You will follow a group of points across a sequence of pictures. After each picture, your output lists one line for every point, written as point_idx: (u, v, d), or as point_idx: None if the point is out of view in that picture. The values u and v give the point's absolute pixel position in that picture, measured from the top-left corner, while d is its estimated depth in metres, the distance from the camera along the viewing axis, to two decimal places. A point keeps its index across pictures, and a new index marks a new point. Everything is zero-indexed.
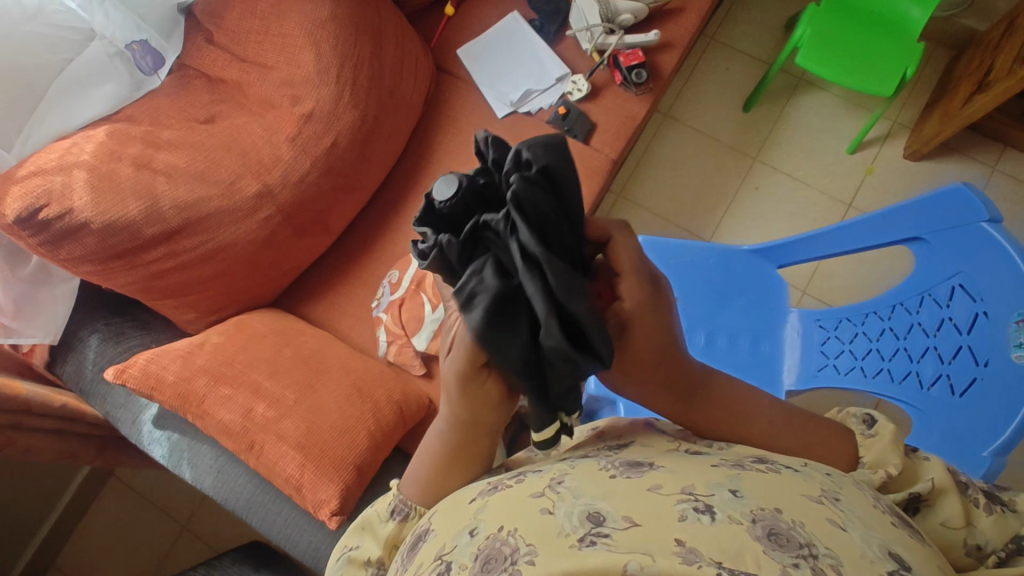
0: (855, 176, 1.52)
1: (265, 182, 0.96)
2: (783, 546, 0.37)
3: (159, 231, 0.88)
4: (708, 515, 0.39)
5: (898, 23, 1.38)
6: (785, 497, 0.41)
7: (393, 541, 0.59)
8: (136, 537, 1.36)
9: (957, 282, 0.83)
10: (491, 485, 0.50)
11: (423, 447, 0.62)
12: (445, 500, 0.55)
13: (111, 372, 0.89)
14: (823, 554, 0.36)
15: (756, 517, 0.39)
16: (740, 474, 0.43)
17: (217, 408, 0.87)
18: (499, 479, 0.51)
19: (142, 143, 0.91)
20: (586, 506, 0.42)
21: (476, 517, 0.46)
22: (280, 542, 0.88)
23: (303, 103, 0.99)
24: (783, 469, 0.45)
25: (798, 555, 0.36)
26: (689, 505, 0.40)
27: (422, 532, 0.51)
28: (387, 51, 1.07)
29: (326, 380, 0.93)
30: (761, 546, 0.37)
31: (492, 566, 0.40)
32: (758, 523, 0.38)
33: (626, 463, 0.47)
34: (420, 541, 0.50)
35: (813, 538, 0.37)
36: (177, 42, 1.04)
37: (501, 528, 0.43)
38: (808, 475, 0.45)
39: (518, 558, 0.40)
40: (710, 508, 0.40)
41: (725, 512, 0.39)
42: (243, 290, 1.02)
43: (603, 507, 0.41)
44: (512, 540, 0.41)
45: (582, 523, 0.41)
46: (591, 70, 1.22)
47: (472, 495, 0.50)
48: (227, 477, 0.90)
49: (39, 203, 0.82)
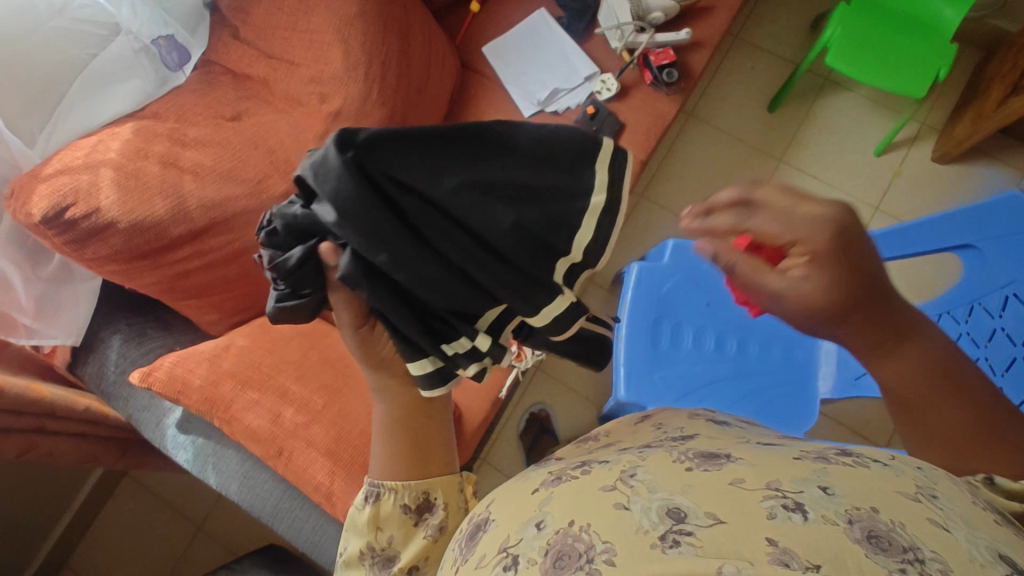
0: (882, 179, 1.49)
1: (292, 181, 0.94)
2: (886, 550, 0.33)
3: (185, 231, 0.86)
4: (799, 513, 0.36)
5: (931, 24, 1.35)
6: (880, 495, 0.37)
7: (375, 524, 0.61)
8: (150, 538, 1.35)
9: (1011, 292, 0.88)
10: (554, 476, 0.49)
11: (374, 438, 0.67)
12: (501, 489, 0.53)
13: (136, 374, 0.87)
14: (929, 558, 0.33)
15: (852, 518, 0.35)
16: (827, 470, 0.40)
17: (244, 413, 0.85)
18: (561, 470, 0.50)
19: (169, 141, 0.89)
20: (664, 501, 0.39)
21: (543, 510, 0.43)
22: (307, 550, 0.86)
23: (331, 100, 0.97)
24: (870, 464, 0.41)
25: (904, 560, 0.32)
26: (777, 502, 0.36)
27: (481, 523, 0.49)
28: (415, 48, 1.06)
29: (354, 385, 0.91)
30: (861, 549, 0.33)
31: (564, 563, 0.37)
32: (855, 524, 0.34)
33: (701, 455, 0.44)
34: (479, 531, 0.48)
35: (917, 540, 0.34)
36: (202, 38, 1.01)
37: (573, 523, 0.40)
38: (901, 470, 0.41)
39: (594, 556, 0.37)
40: (801, 506, 0.36)
41: (818, 511, 0.36)
42: (268, 292, 1.00)
43: (683, 502, 0.38)
44: (585, 536, 0.38)
45: (662, 519, 0.37)
46: (621, 69, 1.19)
47: (536, 485, 0.48)
48: (253, 482, 0.88)
49: (65, 202, 0.79)
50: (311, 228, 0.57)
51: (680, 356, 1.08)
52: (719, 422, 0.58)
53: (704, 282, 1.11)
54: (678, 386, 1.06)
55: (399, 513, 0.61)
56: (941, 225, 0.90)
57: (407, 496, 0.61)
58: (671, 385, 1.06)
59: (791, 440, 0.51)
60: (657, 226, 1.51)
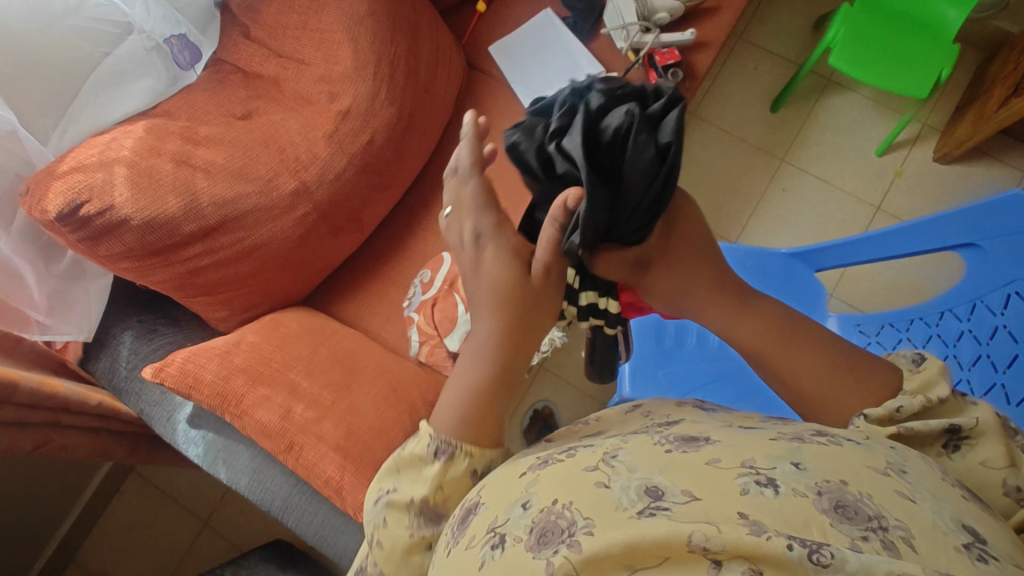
0: (884, 179, 1.50)
1: (302, 179, 0.95)
2: (852, 519, 0.34)
3: (197, 228, 0.87)
4: (771, 488, 0.36)
5: (933, 24, 1.36)
6: (851, 468, 0.37)
7: (439, 482, 0.54)
8: (157, 534, 1.36)
9: (1013, 289, 0.89)
10: (541, 460, 0.47)
11: (451, 386, 0.60)
12: (493, 473, 0.51)
13: (149, 370, 0.88)
14: (893, 526, 0.33)
15: (821, 489, 0.35)
16: (801, 447, 0.40)
17: (255, 409, 0.86)
18: (549, 455, 0.48)
19: (181, 139, 0.90)
20: (643, 480, 0.39)
21: (528, 491, 0.43)
22: (316, 543, 0.88)
23: (340, 99, 0.98)
24: (844, 442, 0.41)
25: (867, 528, 0.33)
26: (751, 478, 0.37)
27: (471, 506, 0.47)
28: (423, 48, 1.07)
29: (362, 380, 0.92)
30: (828, 519, 0.34)
31: (548, 539, 0.38)
32: (823, 496, 0.35)
33: (680, 437, 0.43)
34: (468, 516, 0.46)
35: (882, 510, 0.34)
36: (213, 37, 1.03)
37: (557, 502, 0.40)
38: (872, 447, 0.41)
39: (576, 531, 0.37)
40: (773, 481, 0.36)
41: (788, 485, 0.36)
42: (277, 289, 1.01)
43: (661, 481, 0.38)
44: (568, 513, 0.39)
45: (640, 498, 0.38)
46: (626, 69, 1.21)
47: (522, 469, 0.47)
48: (263, 477, 0.89)
49: (80, 199, 0.80)
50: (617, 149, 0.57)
51: (687, 352, 1.10)
52: (705, 407, 0.56)
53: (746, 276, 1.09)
54: (684, 382, 1.07)
55: (468, 479, 0.55)
56: (939, 224, 0.95)
57: (478, 463, 0.55)
58: (675, 381, 1.07)
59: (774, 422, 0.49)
60: None
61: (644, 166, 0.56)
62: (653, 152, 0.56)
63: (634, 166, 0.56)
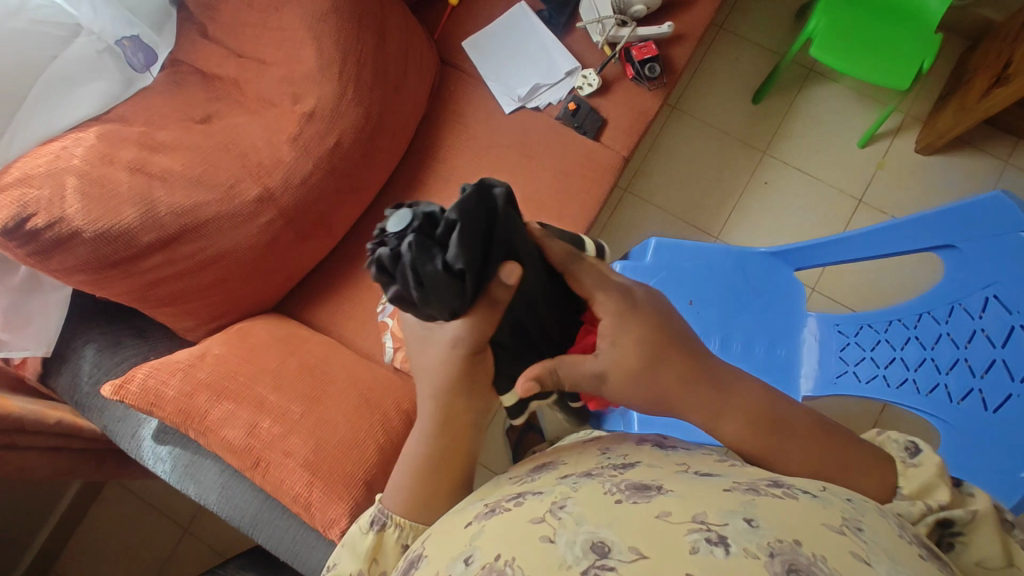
0: (865, 171, 1.49)
1: (266, 185, 0.91)
2: None
3: (155, 238, 0.83)
4: (721, 547, 0.34)
5: (916, 13, 1.34)
6: (804, 527, 0.36)
7: (372, 555, 0.57)
8: (137, 541, 1.34)
9: (992, 292, 0.87)
10: (489, 508, 0.45)
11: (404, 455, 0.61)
12: (439, 523, 0.49)
13: (109, 387, 0.85)
14: None
15: (773, 551, 0.34)
16: (754, 502, 0.39)
17: (220, 426, 0.83)
18: (497, 502, 0.46)
19: (137, 146, 0.87)
20: (590, 535, 0.37)
21: (472, 544, 0.41)
22: (288, 560, 0.85)
23: (305, 101, 0.95)
24: (799, 496, 0.41)
25: None
26: (701, 536, 0.35)
27: (415, 558, 0.45)
28: (391, 44, 1.03)
29: (333, 392, 0.90)
30: None
31: None
32: (776, 558, 0.34)
33: (632, 487, 0.43)
34: (412, 569, 0.44)
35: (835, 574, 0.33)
36: (169, 36, 0.99)
37: (499, 558, 0.38)
38: (829, 502, 0.40)
39: None
40: (724, 539, 0.35)
41: (740, 544, 0.35)
42: (244, 298, 0.98)
43: (608, 536, 0.37)
44: (509, 570, 0.36)
45: (585, 555, 0.36)
46: (603, 63, 1.17)
47: (469, 518, 0.45)
48: (231, 493, 0.87)
49: (26, 212, 0.76)
50: (425, 280, 0.49)
51: None
52: (666, 445, 0.55)
53: (688, 281, 1.08)
54: None
55: (399, 550, 0.58)
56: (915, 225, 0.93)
57: (411, 537, 0.58)
58: None
59: (735, 466, 0.50)
60: (644, 223, 1.50)
61: (449, 288, 0.50)
62: (446, 273, 0.49)
63: (435, 293, 0.50)
